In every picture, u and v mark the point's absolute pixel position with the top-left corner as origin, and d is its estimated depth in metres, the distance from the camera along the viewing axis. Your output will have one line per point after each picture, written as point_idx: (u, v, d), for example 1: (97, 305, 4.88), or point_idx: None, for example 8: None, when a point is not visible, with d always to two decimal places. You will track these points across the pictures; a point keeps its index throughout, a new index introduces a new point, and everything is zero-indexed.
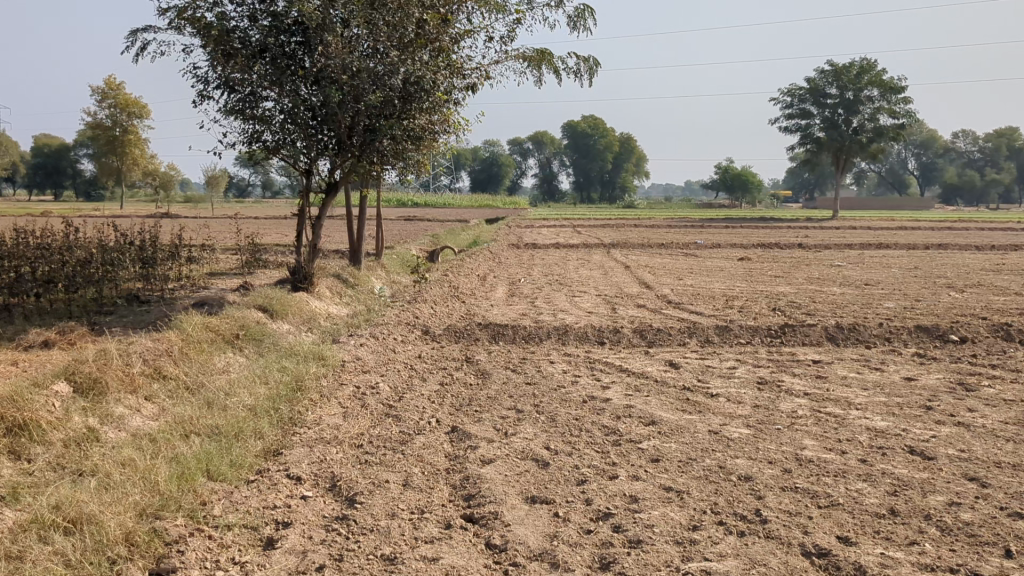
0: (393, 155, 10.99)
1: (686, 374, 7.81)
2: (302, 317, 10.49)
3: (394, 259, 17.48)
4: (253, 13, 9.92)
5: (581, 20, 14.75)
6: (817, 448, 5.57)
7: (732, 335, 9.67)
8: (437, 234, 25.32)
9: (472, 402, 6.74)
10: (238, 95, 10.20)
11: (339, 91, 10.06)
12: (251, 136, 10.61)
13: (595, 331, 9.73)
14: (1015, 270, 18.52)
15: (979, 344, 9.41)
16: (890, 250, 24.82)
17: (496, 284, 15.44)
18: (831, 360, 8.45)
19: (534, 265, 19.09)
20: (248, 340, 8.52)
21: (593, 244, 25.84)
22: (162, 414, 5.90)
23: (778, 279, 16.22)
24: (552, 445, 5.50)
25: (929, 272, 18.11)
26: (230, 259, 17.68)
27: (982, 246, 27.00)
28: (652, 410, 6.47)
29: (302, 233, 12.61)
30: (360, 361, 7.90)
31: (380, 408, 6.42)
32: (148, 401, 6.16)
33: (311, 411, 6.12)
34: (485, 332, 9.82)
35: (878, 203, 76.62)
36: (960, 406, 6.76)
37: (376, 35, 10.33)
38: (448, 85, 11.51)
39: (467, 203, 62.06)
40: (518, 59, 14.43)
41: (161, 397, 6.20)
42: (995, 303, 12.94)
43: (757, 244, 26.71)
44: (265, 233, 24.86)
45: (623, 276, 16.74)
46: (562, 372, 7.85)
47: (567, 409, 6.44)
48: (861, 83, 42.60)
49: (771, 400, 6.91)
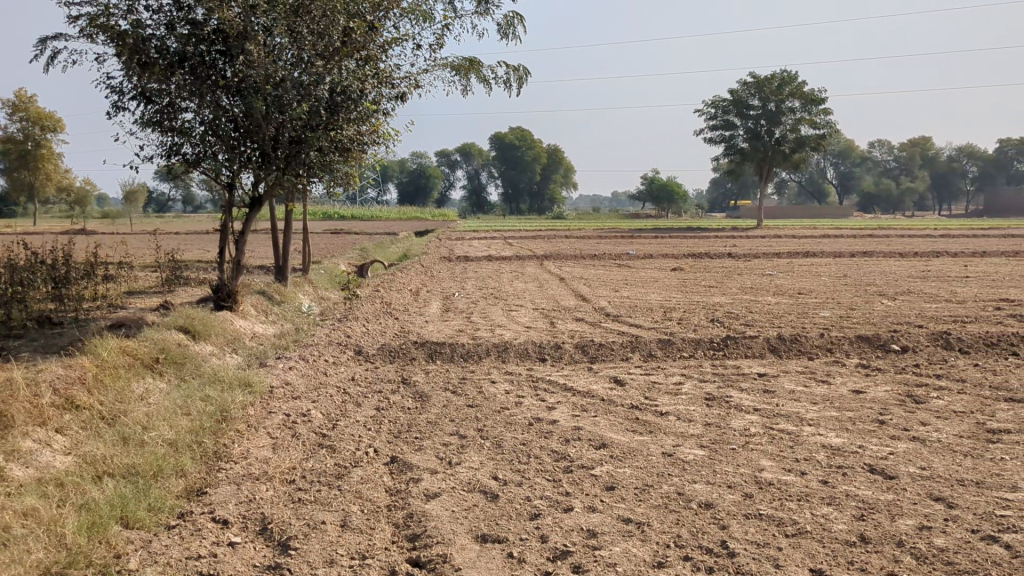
0: (320, 168, 10.52)
1: (632, 392, 7.53)
2: (226, 338, 9.97)
3: (322, 274, 16.94)
4: (170, 20, 9.44)
5: (510, 27, 14.51)
6: (775, 469, 5.34)
7: (675, 349, 9.45)
8: (365, 248, 24.74)
9: (411, 427, 6.36)
10: (154, 107, 9.72)
11: (263, 101, 9.62)
12: (170, 149, 10.08)
13: (536, 347, 9.42)
14: (941, 277, 18.79)
15: (920, 353, 9.35)
16: (817, 259, 25.10)
17: (429, 298, 15.05)
18: (777, 373, 8.28)
19: (466, 279, 18.74)
20: (169, 364, 7.98)
21: (525, 256, 25.62)
22: (73, 449, 5.38)
23: (712, 290, 16.14)
24: (500, 474, 5.16)
25: (858, 280, 18.28)
26: (150, 276, 16.93)
27: (904, 253, 27.50)
28: (600, 432, 6.18)
29: (225, 249, 12.04)
30: (289, 386, 7.44)
31: (313, 438, 6.01)
32: (58, 434, 5.64)
33: (237, 444, 5.67)
34: (421, 351, 9.44)
35: (800, 212, 78.14)
36: (912, 419, 6.61)
37: (299, 43, 9.88)
38: (377, 95, 11.04)
39: (394, 215, 61.38)
40: (447, 68, 14.10)
41: (74, 430, 5.67)
42: (928, 310, 13.03)
43: (688, 254, 26.76)
44: (186, 249, 23.97)
45: (558, 289, 16.50)
46: (504, 392, 7.52)
47: (513, 433, 6.11)
48: (782, 94, 43.21)
49: (722, 417, 6.66)
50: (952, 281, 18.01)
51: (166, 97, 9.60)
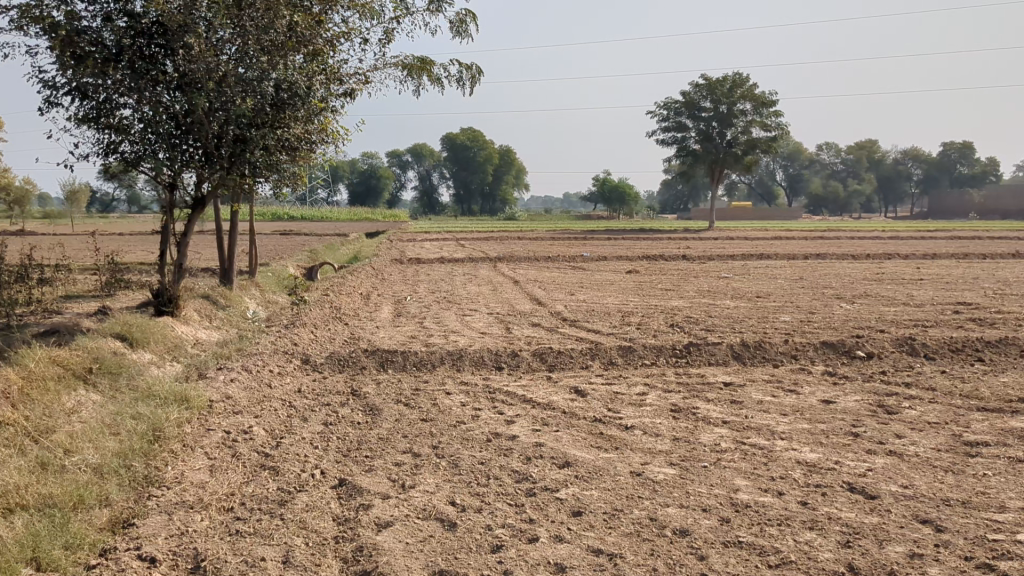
0: (265, 168, 10.04)
1: (594, 403, 7.17)
2: (166, 345, 9.43)
3: (269, 277, 16.38)
4: (106, 13, 8.89)
5: (462, 26, 14.10)
6: (751, 489, 5.01)
7: (637, 356, 9.12)
8: (315, 249, 24.17)
9: (361, 445, 5.93)
10: (89, 103, 9.13)
11: (205, 98, 9.12)
12: (107, 147, 9.51)
13: (492, 355, 9.03)
14: (896, 280, 18.80)
15: (885, 359, 9.13)
16: (771, 261, 25.08)
17: (380, 302, 14.60)
18: (743, 382, 7.99)
19: (418, 282, 18.30)
20: (103, 375, 7.43)
21: (478, 258, 25.23)
22: None
23: (668, 293, 15.91)
24: (457, 499, 4.76)
25: (814, 282, 18.22)
26: (88, 280, 16.21)
27: (856, 255, 27.65)
28: (563, 448, 5.81)
29: (166, 252, 11.44)
30: (231, 401, 6.96)
31: (254, 459, 5.56)
32: None
33: (170, 467, 5.20)
34: (372, 359, 9.00)
35: (749, 213, 78.85)
36: (886, 431, 6.34)
37: (242, 37, 9.36)
38: (325, 92, 10.57)
39: (345, 216, 60.60)
40: (397, 67, 13.65)
41: None
42: (888, 314, 12.88)
43: (642, 256, 26.62)
44: (128, 251, 23.13)
45: (513, 292, 16.13)
46: (460, 405, 7.11)
47: (470, 451, 5.71)
48: (733, 96, 43.36)
49: (690, 431, 6.33)
50: (907, 284, 17.98)
51: (103, 94, 9.01)
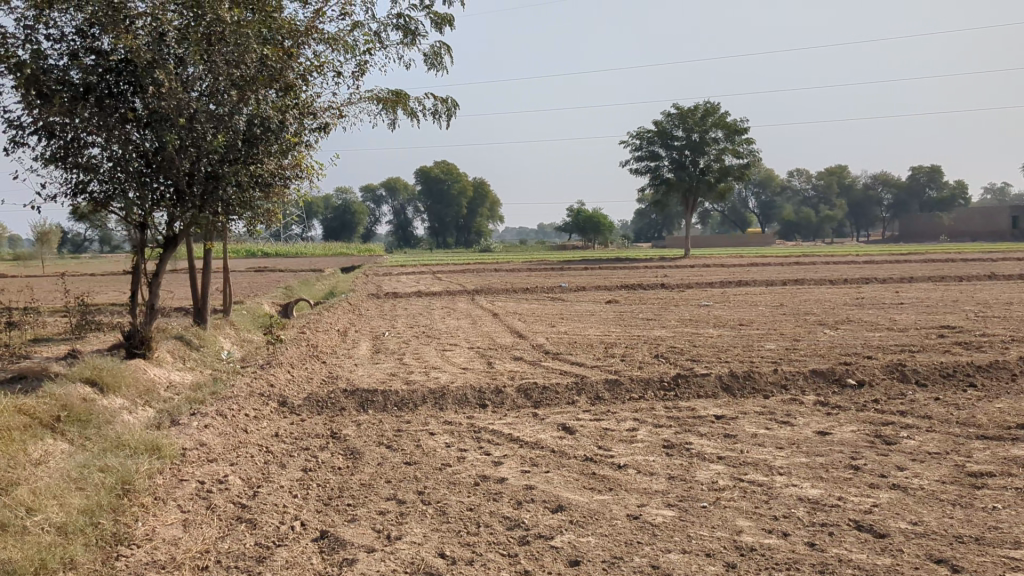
0: (239, 206, 9.78)
1: (584, 441, 6.92)
2: (138, 390, 9.11)
3: (244, 315, 16.05)
4: (72, 51, 8.67)
5: (438, 59, 13.96)
6: (755, 531, 4.77)
7: (624, 390, 8.88)
8: (290, 286, 23.80)
9: (343, 492, 5.65)
10: (57, 143, 8.88)
11: (175, 135, 8.86)
12: (75, 187, 9.24)
13: (475, 392, 8.76)
14: (876, 304, 18.76)
15: (877, 387, 8.96)
16: (750, 288, 25.03)
17: (358, 339, 14.31)
18: (735, 415, 7.76)
19: (396, 317, 18.03)
20: (72, 424, 7.09)
21: (456, 291, 24.98)
22: None
23: (650, 323, 15.72)
24: (447, 550, 4.50)
25: (795, 309, 18.13)
26: (58, 322, 15.79)
27: (833, 280, 27.66)
28: (556, 491, 5.56)
29: (137, 293, 11.13)
30: (205, 448, 6.65)
31: (231, 511, 5.27)
32: None
33: (141, 523, 4.90)
34: (351, 400, 8.70)
35: (723, 242, 79.30)
36: (886, 463, 6.14)
37: (213, 72, 9.13)
38: (299, 127, 10.36)
39: (320, 252, 60.13)
40: (371, 100, 13.47)
41: None
42: (873, 340, 12.75)
43: (620, 286, 26.46)
44: (100, 293, 22.65)
45: (493, 325, 15.89)
46: (445, 446, 6.84)
47: (458, 496, 5.45)
48: (705, 125, 43.58)
49: (686, 469, 6.10)
50: (889, 308, 17.92)
51: (70, 133, 8.77)
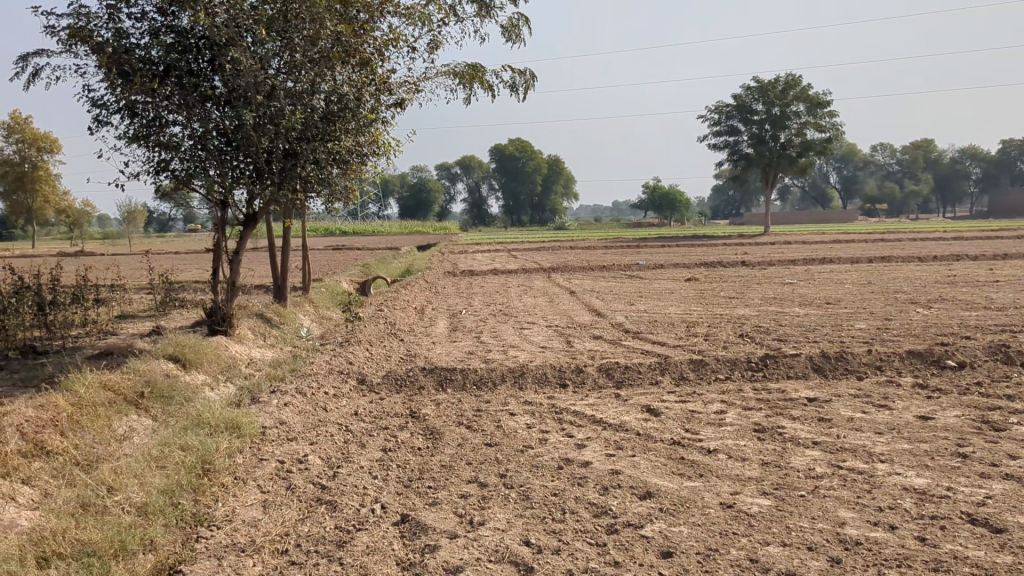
0: (317, 183, 9.68)
1: (670, 424, 6.68)
2: (219, 366, 9.13)
3: (322, 292, 16.11)
4: (153, 29, 8.65)
5: (515, 30, 13.70)
6: (858, 523, 4.49)
7: (709, 370, 8.58)
8: (367, 264, 23.86)
9: (423, 474, 5.50)
10: (139, 122, 8.89)
11: (253, 113, 8.79)
12: (157, 166, 9.27)
13: (556, 371, 8.57)
14: (970, 282, 18.00)
15: (979, 369, 8.48)
16: (835, 265, 24.32)
17: (436, 317, 14.22)
18: (829, 398, 7.42)
19: (472, 294, 17.92)
20: (155, 400, 7.10)
21: (532, 269, 24.77)
22: (37, 506, 4.52)
23: (732, 301, 15.31)
24: (533, 538, 4.31)
25: (884, 287, 17.50)
26: (143, 300, 16.05)
27: (924, 257, 26.71)
28: (643, 476, 5.33)
29: (218, 270, 11.17)
30: (285, 427, 6.58)
31: (311, 492, 5.17)
32: (24, 486, 4.73)
33: (221, 504, 4.83)
34: (430, 378, 8.58)
35: (803, 219, 77.50)
36: (997, 451, 5.76)
37: (289, 49, 9.06)
38: (375, 103, 10.25)
39: (396, 231, 60.52)
40: (447, 75, 13.28)
41: (44, 479, 4.81)
42: (970, 319, 12.17)
43: (699, 263, 25.96)
44: (183, 270, 23.04)
45: (571, 303, 15.66)
46: (526, 427, 6.65)
47: (542, 480, 5.26)
48: (786, 98, 42.36)
49: (780, 454, 5.81)
50: (985, 286, 17.15)
51: (152, 111, 8.77)
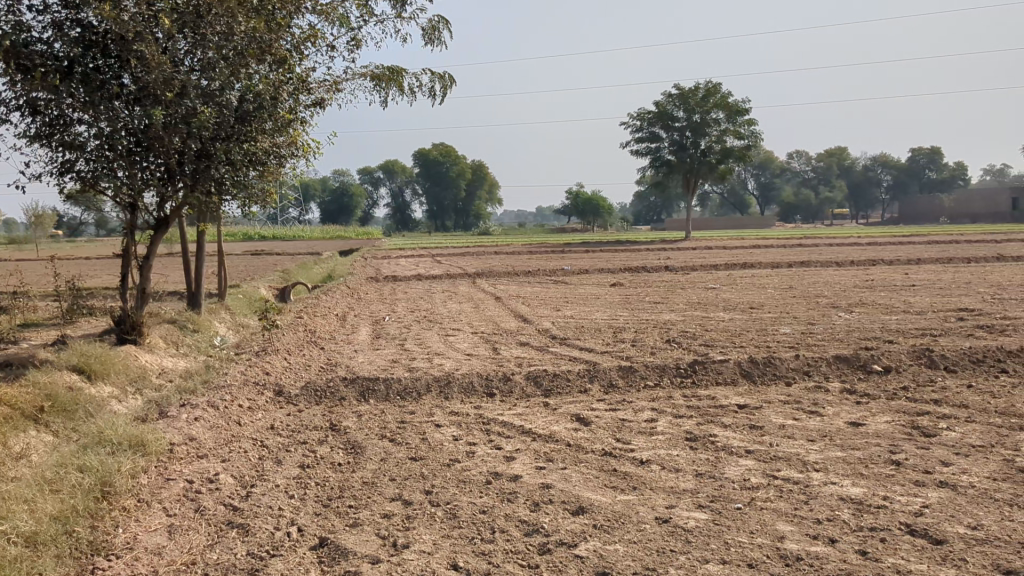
0: (231, 185, 9.28)
1: (600, 433, 6.49)
2: (128, 377, 8.64)
3: (240, 299, 15.56)
4: (56, 22, 8.16)
5: (435, 33, 13.44)
6: (798, 537, 4.33)
7: (638, 377, 8.43)
8: (287, 270, 23.24)
9: (343, 492, 5.19)
10: (41, 120, 8.36)
11: (164, 112, 8.33)
12: (62, 166, 8.72)
13: (482, 379, 8.31)
14: (886, 286, 18.31)
15: (904, 374, 8.51)
16: (755, 269, 24.57)
17: (358, 324, 13.85)
18: (759, 404, 7.33)
19: (396, 300, 17.55)
20: (56, 415, 6.63)
21: (457, 274, 24.47)
22: None
23: (658, 305, 15.29)
24: (460, 561, 4.05)
25: (805, 291, 17.67)
26: (49, 308, 15.30)
27: (841, 261, 27.24)
28: (574, 489, 5.12)
29: (128, 276, 10.63)
30: (196, 443, 6.19)
31: (223, 514, 4.82)
32: None
33: (121, 530, 4.47)
34: (352, 389, 8.24)
35: (723, 224, 78.95)
36: (930, 458, 5.69)
37: (203, 46, 8.63)
38: (294, 103, 9.86)
39: (319, 236, 59.70)
40: (366, 76, 12.92)
41: None
42: (892, 323, 12.30)
43: (624, 267, 25.98)
44: (93, 277, 22.19)
45: (496, 309, 15.44)
46: (452, 439, 6.38)
47: (469, 497, 5.00)
48: (706, 106, 42.89)
49: (714, 464, 5.66)
50: (902, 290, 17.47)
51: (55, 110, 8.24)
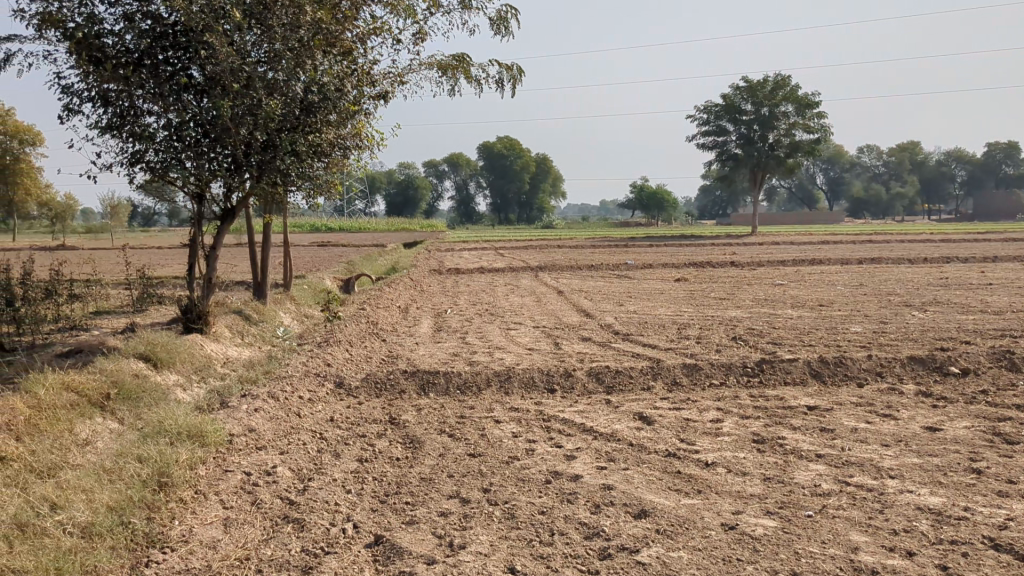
0: (296, 176, 9.27)
1: (664, 433, 6.31)
2: (193, 366, 8.68)
3: (304, 289, 15.65)
4: (127, 14, 8.20)
5: (503, 23, 13.31)
6: (873, 549, 4.12)
7: (704, 375, 8.21)
8: (351, 261, 23.34)
9: (401, 488, 5.10)
10: (112, 110, 8.41)
11: (230, 103, 8.33)
12: (132, 157, 8.77)
13: (544, 375, 8.18)
14: (962, 285, 17.71)
15: (984, 377, 8.15)
16: (824, 266, 24.02)
17: (419, 316, 13.83)
18: (830, 406, 7.07)
19: (458, 293, 17.50)
20: (121, 402, 6.67)
21: (519, 267, 24.36)
22: None
23: (724, 302, 14.99)
24: (518, 564, 3.93)
25: (876, 289, 17.18)
26: (120, 295, 15.55)
27: (915, 258, 26.48)
28: (637, 491, 4.96)
29: (195, 266, 10.69)
30: (255, 434, 6.17)
31: (280, 508, 4.77)
32: None
33: (178, 522, 4.44)
34: (412, 382, 8.18)
35: (791, 220, 77.60)
36: (1013, 467, 5.40)
37: (269, 37, 8.61)
38: (358, 94, 9.81)
39: (384, 228, 60.16)
40: (432, 67, 12.85)
41: None
42: (969, 323, 11.86)
43: (688, 263, 25.62)
44: (163, 265, 22.59)
45: (558, 303, 15.28)
46: (512, 436, 6.26)
47: (528, 497, 4.87)
48: (775, 99, 42.17)
49: (783, 468, 5.45)
50: (979, 289, 16.88)
51: (125, 101, 8.29)
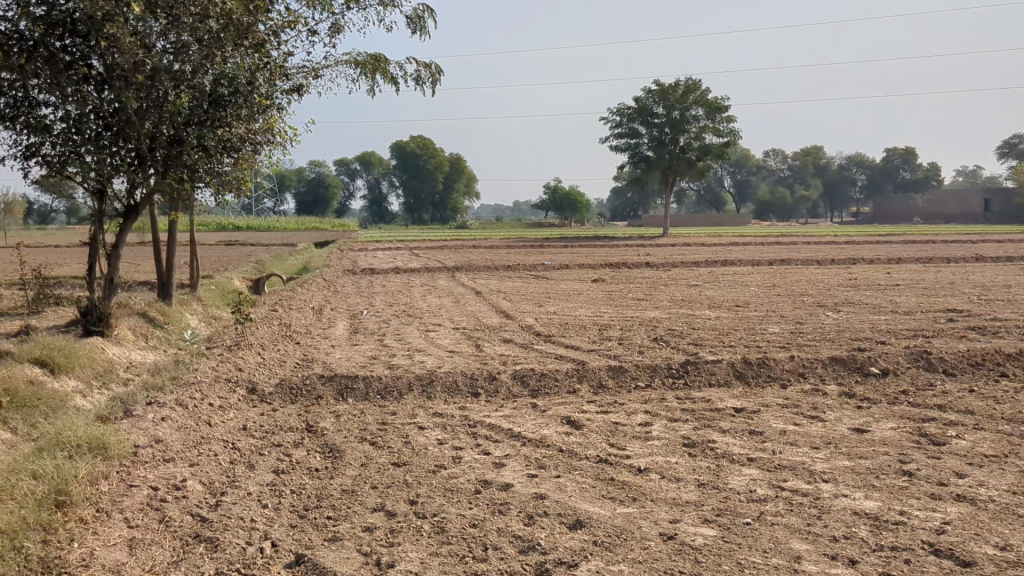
0: (204, 172, 8.86)
1: (593, 438, 6.14)
2: (93, 371, 8.18)
3: (213, 290, 15.08)
4: None
5: (421, 22, 13.03)
6: (816, 557, 4.00)
7: (629, 378, 8.08)
8: (261, 261, 22.65)
9: (321, 501, 4.81)
10: (3, 100, 7.86)
11: (134, 96, 7.90)
12: (26, 150, 8.24)
13: (466, 379, 7.94)
14: (871, 286, 18.08)
15: (903, 377, 8.22)
16: (736, 267, 24.32)
17: (334, 318, 13.43)
18: (757, 408, 7.00)
19: (372, 294, 17.13)
20: (15, 411, 6.19)
21: (435, 267, 24.04)
22: None
23: (642, 302, 14.97)
24: None
25: (789, 290, 17.42)
26: (13, 297, 14.71)
27: (823, 259, 27.05)
28: (570, 500, 4.77)
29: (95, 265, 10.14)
30: (162, 445, 5.78)
31: (191, 526, 4.43)
32: None
33: (77, 545, 4.07)
34: (329, 387, 7.85)
35: (701, 222, 78.90)
36: (943, 469, 5.39)
37: (176, 28, 8.11)
38: (270, 89, 9.40)
39: (294, 227, 59.02)
40: (349, 63, 12.49)
41: None
42: (882, 323, 12.04)
43: (604, 263, 25.66)
44: (61, 265, 21.57)
45: (476, 304, 15.05)
46: (437, 443, 6.01)
47: (457, 508, 4.64)
48: (686, 103, 42.71)
49: (716, 473, 5.33)
50: (887, 290, 17.26)
51: (18, 90, 7.77)
